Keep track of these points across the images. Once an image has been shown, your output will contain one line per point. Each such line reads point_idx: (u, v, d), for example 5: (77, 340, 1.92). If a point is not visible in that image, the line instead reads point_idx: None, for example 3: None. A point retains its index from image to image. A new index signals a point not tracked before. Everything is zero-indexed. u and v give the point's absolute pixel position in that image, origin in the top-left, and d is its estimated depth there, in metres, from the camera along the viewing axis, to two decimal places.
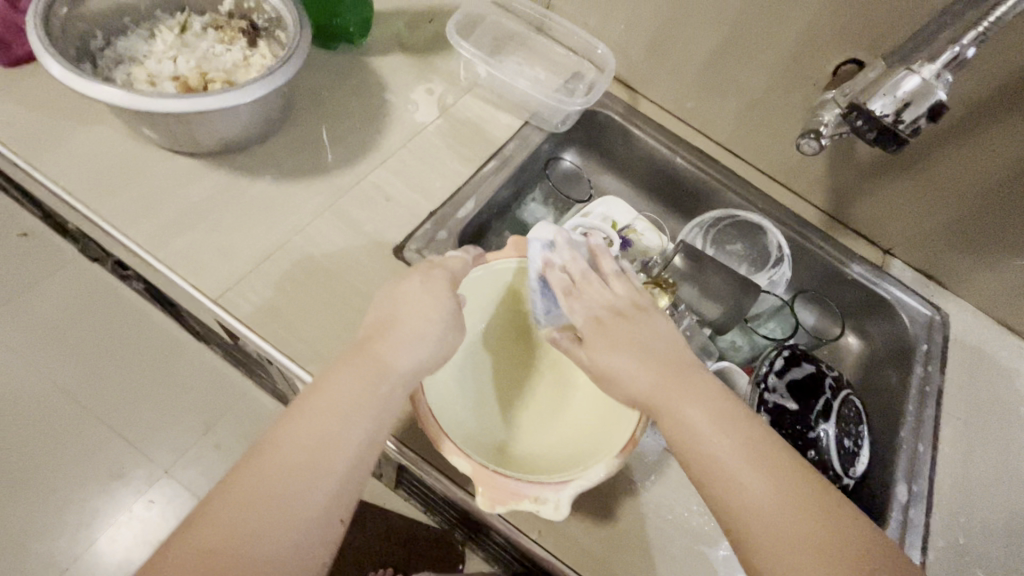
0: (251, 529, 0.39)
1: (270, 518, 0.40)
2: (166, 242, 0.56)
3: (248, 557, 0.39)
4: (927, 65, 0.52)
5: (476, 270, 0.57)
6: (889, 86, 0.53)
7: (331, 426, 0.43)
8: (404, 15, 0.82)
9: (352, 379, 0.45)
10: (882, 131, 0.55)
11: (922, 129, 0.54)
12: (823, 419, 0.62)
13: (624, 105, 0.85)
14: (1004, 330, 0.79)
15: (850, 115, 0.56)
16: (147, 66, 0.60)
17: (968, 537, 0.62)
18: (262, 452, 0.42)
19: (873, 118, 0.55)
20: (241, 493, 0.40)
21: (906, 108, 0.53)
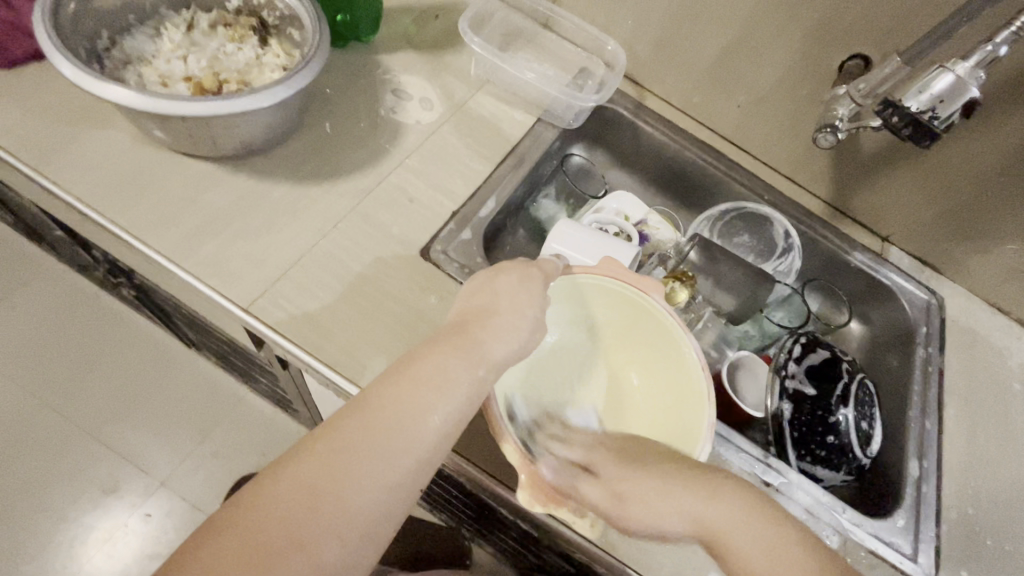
0: (333, 488, 0.40)
1: (350, 480, 0.40)
2: (190, 251, 0.55)
3: (347, 502, 0.40)
4: (960, 63, 0.52)
5: (557, 280, 0.57)
6: (922, 84, 0.52)
7: (430, 396, 0.45)
8: (410, 12, 0.80)
9: (454, 369, 0.46)
10: (916, 128, 0.54)
11: (954, 125, 0.53)
12: (841, 403, 0.65)
13: (632, 101, 0.86)
14: (995, 311, 0.83)
15: (883, 112, 0.54)
16: (156, 66, 0.58)
17: (978, 508, 0.66)
18: (345, 416, 0.43)
19: (909, 114, 0.53)
20: (326, 453, 0.41)
21: (941, 104, 0.52)
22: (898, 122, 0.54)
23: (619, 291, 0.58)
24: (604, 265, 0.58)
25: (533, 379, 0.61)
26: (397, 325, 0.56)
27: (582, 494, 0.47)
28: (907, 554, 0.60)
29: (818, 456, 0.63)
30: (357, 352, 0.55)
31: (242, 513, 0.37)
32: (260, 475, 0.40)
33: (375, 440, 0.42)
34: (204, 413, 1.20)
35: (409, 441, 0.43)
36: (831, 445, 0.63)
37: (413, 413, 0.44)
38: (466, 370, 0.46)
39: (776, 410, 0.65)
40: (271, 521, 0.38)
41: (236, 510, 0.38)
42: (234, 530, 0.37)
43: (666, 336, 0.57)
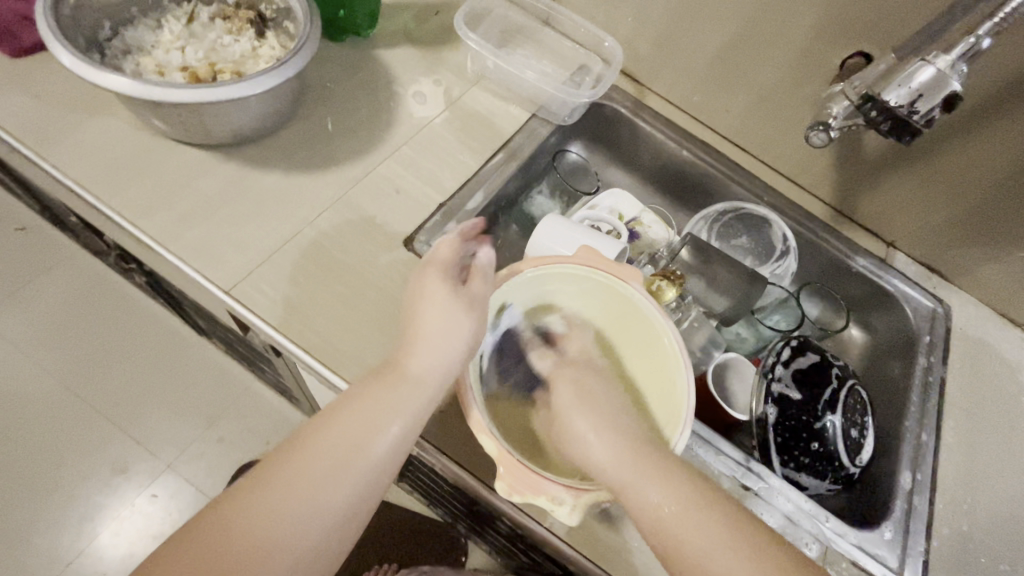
0: (292, 498, 0.42)
1: (310, 489, 0.43)
2: (179, 235, 0.57)
3: (310, 508, 0.42)
4: (942, 56, 0.51)
5: (534, 269, 0.56)
6: (902, 77, 0.52)
7: (388, 400, 0.47)
8: (410, 8, 0.81)
9: (416, 373, 0.49)
10: (896, 122, 0.55)
11: (935, 119, 0.53)
12: (829, 410, 0.63)
13: (630, 99, 0.85)
14: (1005, 322, 0.80)
15: (864, 107, 0.55)
16: (155, 57, 0.60)
17: (972, 524, 0.63)
18: (308, 431, 0.46)
19: (888, 109, 0.54)
20: (286, 466, 0.43)
21: (919, 99, 0.52)
22: (877, 117, 0.55)
23: (598, 280, 0.57)
24: (581, 255, 0.57)
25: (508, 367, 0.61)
26: (375, 313, 0.57)
27: (563, 485, 0.47)
28: (893, 567, 0.58)
29: (802, 462, 0.62)
30: (335, 338, 0.56)
31: (207, 522, 0.41)
32: (229, 489, 0.43)
33: (336, 452, 0.44)
34: (209, 399, 1.23)
35: (368, 452, 0.45)
36: (816, 450, 0.62)
37: (372, 424, 0.46)
38: (427, 375, 0.49)
39: (761, 414, 0.63)
40: (238, 527, 0.40)
41: (202, 519, 0.41)
42: (200, 539, 0.40)
43: (646, 323, 0.57)
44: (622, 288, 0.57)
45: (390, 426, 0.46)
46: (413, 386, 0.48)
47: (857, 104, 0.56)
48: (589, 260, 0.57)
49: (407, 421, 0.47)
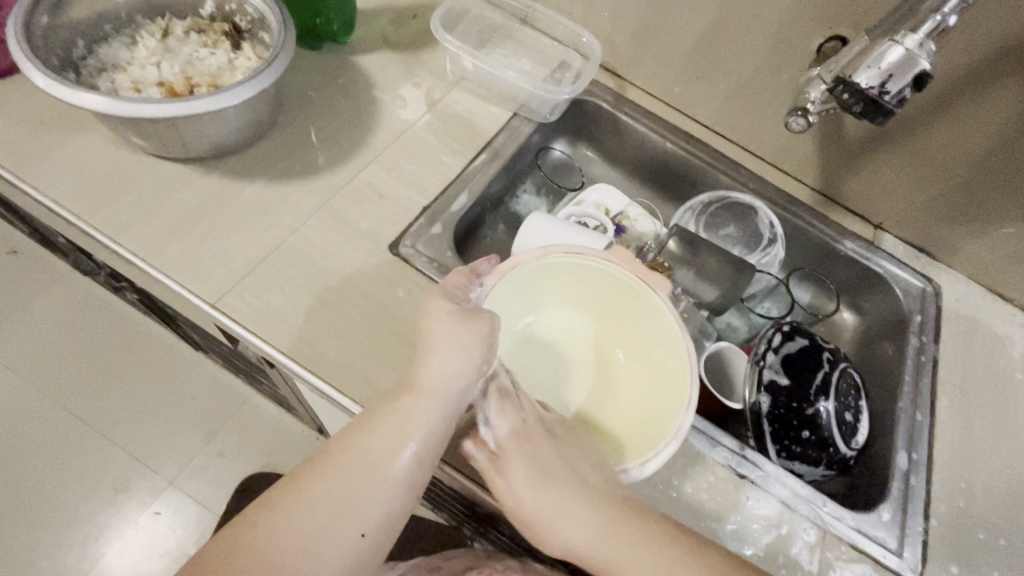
0: (366, 461, 0.45)
1: (379, 452, 0.46)
2: (161, 250, 0.57)
3: (366, 493, 0.44)
4: (910, 35, 0.51)
5: (562, 256, 0.58)
6: (872, 58, 0.52)
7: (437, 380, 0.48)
8: (387, 13, 0.82)
9: (443, 330, 0.50)
10: (868, 104, 0.53)
11: (907, 98, 0.52)
12: (823, 395, 0.63)
13: (612, 93, 0.85)
14: (995, 297, 0.80)
15: (835, 90, 0.54)
16: (130, 73, 0.60)
17: (969, 501, 0.63)
18: (373, 405, 0.48)
19: (859, 91, 0.52)
20: (360, 436, 0.46)
21: (890, 79, 0.51)
22: (849, 99, 0.54)
23: (624, 279, 0.58)
24: (612, 255, 0.58)
25: (518, 353, 0.61)
26: (362, 319, 0.57)
27: None
28: (892, 548, 0.58)
29: (797, 450, 0.62)
30: (320, 345, 0.55)
31: (298, 488, 0.44)
32: (312, 458, 0.46)
33: (398, 420, 0.47)
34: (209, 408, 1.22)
35: (424, 413, 0.47)
36: (809, 437, 0.62)
37: (424, 389, 0.48)
38: (453, 330, 0.50)
39: (755, 402, 0.63)
40: (305, 510, 0.43)
41: (293, 488, 0.44)
42: (274, 519, 0.43)
43: (664, 328, 0.57)
44: (646, 291, 0.57)
45: (435, 387, 0.48)
46: (441, 344, 0.49)
47: (828, 87, 0.56)
48: (621, 259, 0.58)
49: (454, 380, 0.49)
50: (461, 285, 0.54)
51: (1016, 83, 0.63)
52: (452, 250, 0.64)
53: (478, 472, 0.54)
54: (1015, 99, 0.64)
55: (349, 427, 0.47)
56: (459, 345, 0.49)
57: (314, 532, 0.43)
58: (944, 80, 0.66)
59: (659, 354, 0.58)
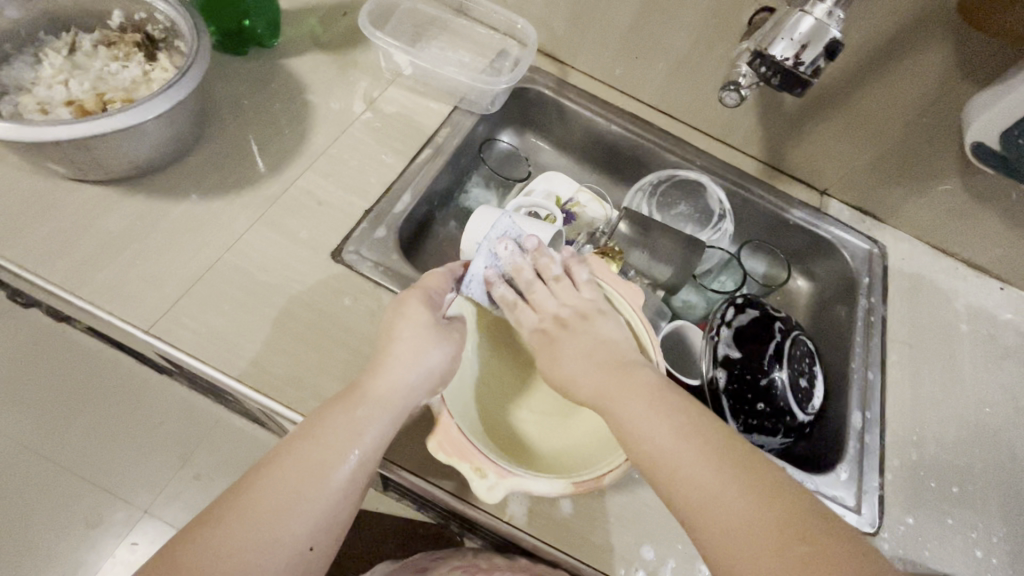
0: (310, 470, 0.43)
1: (325, 460, 0.44)
2: (86, 278, 0.54)
3: (309, 500, 0.43)
4: (819, 4, 0.51)
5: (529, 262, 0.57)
6: (786, 29, 0.52)
7: (395, 385, 0.48)
8: (316, 12, 0.79)
9: (405, 337, 0.50)
10: (785, 75, 0.54)
11: (821, 68, 0.53)
12: (777, 365, 0.64)
13: (553, 79, 0.84)
14: (937, 253, 0.83)
15: (755, 64, 0.54)
16: (36, 94, 0.57)
17: (921, 453, 0.65)
18: (314, 414, 0.47)
19: (774, 63, 0.53)
20: (305, 443, 0.44)
21: (804, 50, 0.52)
22: (767, 71, 0.54)
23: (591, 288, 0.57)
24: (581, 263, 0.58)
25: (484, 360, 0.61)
26: (308, 332, 0.56)
27: (491, 460, 0.46)
28: (851, 506, 0.59)
29: (752, 422, 0.63)
30: (264, 363, 0.54)
31: (235, 504, 0.42)
32: (249, 473, 0.44)
33: (351, 423, 0.46)
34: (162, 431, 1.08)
35: (374, 419, 0.47)
36: (763, 408, 0.63)
37: (376, 395, 0.48)
38: (417, 339, 0.50)
39: (711, 377, 0.65)
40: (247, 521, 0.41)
41: (230, 505, 0.42)
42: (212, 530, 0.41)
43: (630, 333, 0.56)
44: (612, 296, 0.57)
45: (385, 394, 0.48)
46: (400, 350, 0.49)
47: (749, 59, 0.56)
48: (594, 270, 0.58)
49: (411, 388, 0.49)
50: (438, 288, 0.54)
51: (938, 42, 0.64)
52: (398, 253, 0.63)
53: (437, 476, 0.54)
54: (936, 57, 0.65)
55: (297, 431, 0.46)
56: (423, 353, 0.50)
57: (255, 547, 0.40)
58: (870, 45, 0.67)
59: None
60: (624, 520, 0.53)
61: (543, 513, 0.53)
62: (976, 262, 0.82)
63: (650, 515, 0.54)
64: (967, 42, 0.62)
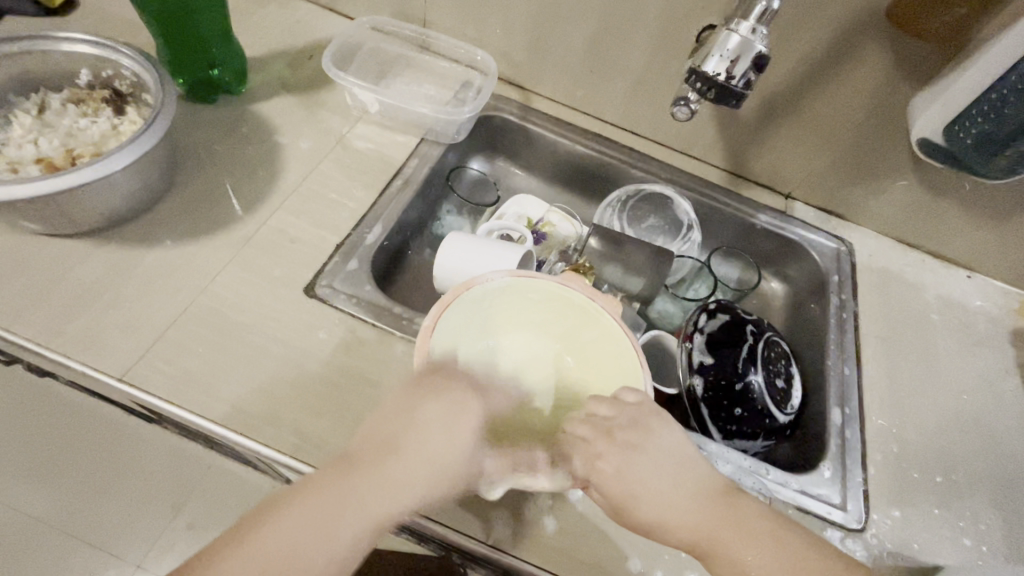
0: (304, 546, 0.39)
1: (324, 541, 0.40)
2: (59, 330, 0.54)
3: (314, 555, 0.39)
4: (742, 22, 0.54)
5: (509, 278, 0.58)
6: (715, 46, 0.54)
7: (428, 442, 0.45)
8: (283, 57, 0.82)
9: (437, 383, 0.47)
10: (720, 90, 0.56)
11: (752, 81, 0.55)
12: (751, 368, 0.65)
13: (517, 106, 0.87)
14: (904, 247, 0.85)
15: (690, 79, 0.56)
16: (6, 154, 0.58)
17: (903, 445, 0.66)
18: (320, 477, 0.42)
19: (708, 78, 0.55)
20: (321, 486, 0.42)
21: (734, 64, 0.54)
22: (702, 87, 0.56)
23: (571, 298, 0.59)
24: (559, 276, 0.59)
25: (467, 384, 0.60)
26: (284, 368, 0.56)
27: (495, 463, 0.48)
28: (836, 504, 0.59)
29: (731, 428, 0.63)
30: (240, 402, 0.54)
31: (215, 568, 0.38)
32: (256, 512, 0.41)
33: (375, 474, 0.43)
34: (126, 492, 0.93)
35: (391, 513, 0.42)
36: (741, 413, 0.63)
37: (396, 480, 0.43)
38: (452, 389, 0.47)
39: (689, 385, 0.65)
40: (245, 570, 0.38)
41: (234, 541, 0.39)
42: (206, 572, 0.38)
43: (608, 336, 0.58)
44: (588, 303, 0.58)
45: (405, 482, 0.43)
46: (422, 439, 0.45)
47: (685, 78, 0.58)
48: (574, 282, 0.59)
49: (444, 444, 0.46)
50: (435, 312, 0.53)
51: (875, 48, 0.67)
52: (371, 284, 0.64)
53: None
54: (876, 61, 0.68)
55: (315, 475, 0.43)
56: (443, 448, 0.46)
57: None
58: (813, 53, 0.70)
59: (606, 358, 0.59)
60: (608, 534, 0.53)
61: (528, 533, 0.52)
62: (942, 253, 0.84)
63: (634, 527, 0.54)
64: (902, 46, 0.66)
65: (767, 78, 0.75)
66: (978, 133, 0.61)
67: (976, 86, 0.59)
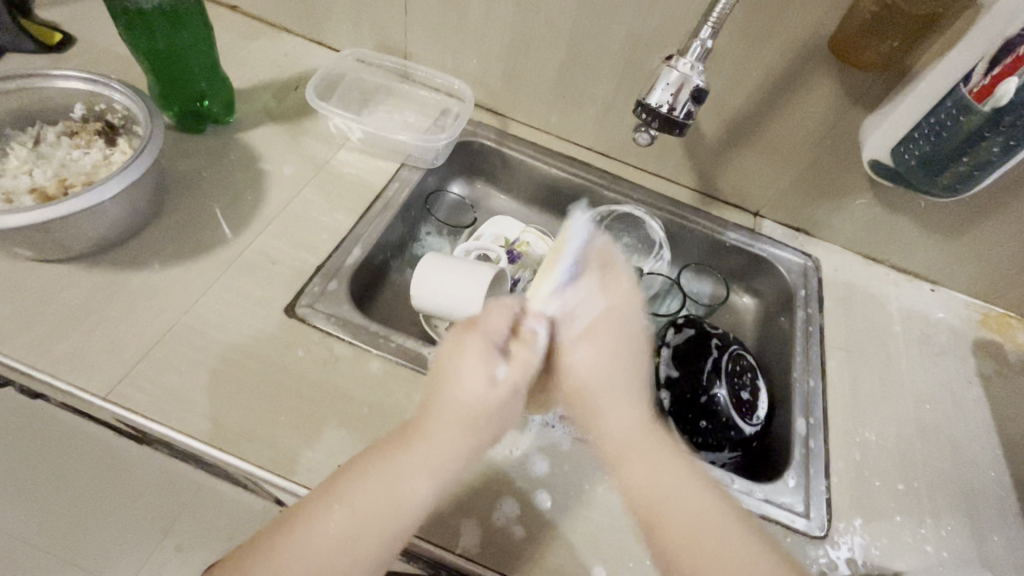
0: (385, 500, 0.45)
1: (400, 495, 0.45)
2: (46, 351, 0.57)
3: (362, 547, 0.43)
4: (681, 59, 0.58)
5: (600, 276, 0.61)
6: (659, 81, 0.58)
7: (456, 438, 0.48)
8: (270, 88, 0.86)
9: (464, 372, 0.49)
10: (664, 120, 0.59)
11: (693, 111, 0.59)
12: (716, 381, 0.67)
13: (495, 131, 0.91)
14: (869, 261, 0.88)
15: (636, 111, 0.60)
16: (2, 184, 0.61)
17: (866, 453, 0.68)
18: (383, 441, 0.48)
19: (652, 110, 0.58)
20: (351, 483, 0.46)
21: (676, 95, 0.58)
22: (647, 117, 0.59)
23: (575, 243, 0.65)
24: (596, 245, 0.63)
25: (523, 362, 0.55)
26: (262, 385, 0.58)
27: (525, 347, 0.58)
28: (800, 512, 0.61)
29: (697, 441, 0.66)
30: (219, 419, 0.56)
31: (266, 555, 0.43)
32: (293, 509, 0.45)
33: (408, 461, 0.47)
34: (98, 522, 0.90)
35: (453, 458, 0.48)
36: (706, 426, 0.66)
37: (419, 464, 0.47)
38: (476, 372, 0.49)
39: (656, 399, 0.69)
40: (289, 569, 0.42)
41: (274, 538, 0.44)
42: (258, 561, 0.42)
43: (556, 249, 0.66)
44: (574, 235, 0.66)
45: (453, 434, 0.48)
46: (462, 393, 0.49)
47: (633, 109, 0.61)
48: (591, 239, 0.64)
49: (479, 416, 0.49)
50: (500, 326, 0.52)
51: (824, 76, 0.71)
52: (350, 303, 0.67)
53: None
54: (827, 87, 0.72)
55: (346, 469, 0.47)
56: (487, 401, 0.49)
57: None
58: (769, 80, 0.75)
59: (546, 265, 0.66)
60: (575, 544, 0.55)
61: (497, 543, 0.54)
62: (905, 267, 0.87)
63: (602, 537, 0.56)
64: (848, 73, 0.70)
65: (728, 103, 0.79)
66: (920, 154, 0.65)
67: (915, 110, 0.64)
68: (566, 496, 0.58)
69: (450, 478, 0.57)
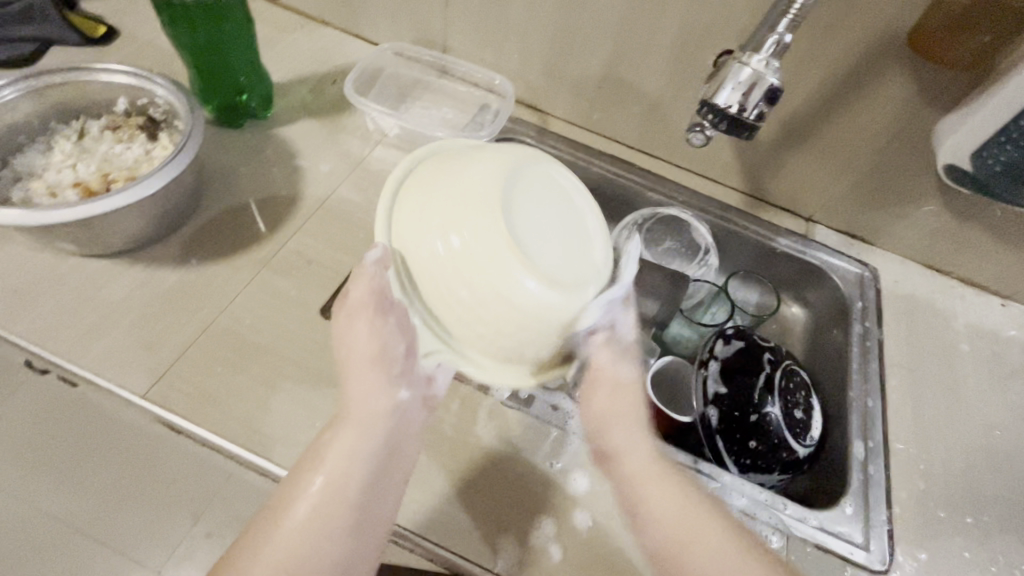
0: (334, 483, 0.47)
1: (344, 469, 0.48)
2: (86, 348, 0.57)
3: (333, 533, 0.45)
4: (755, 55, 0.54)
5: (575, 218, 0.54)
6: (727, 79, 0.54)
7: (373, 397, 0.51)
8: (308, 83, 0.85)
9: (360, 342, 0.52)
10: (730, 121, 0.56)
11: (764, 112, 0.55)
12: (768, 399, 0.63)
13: (535, 128, 0.88)
14: (933, 272, 0.82)
15: (700, 110, 0.57)
16: (46, 179, 0.61)
17: (930, 482, 0.63)
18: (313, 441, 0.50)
19: (719, 110, 0.55)
20: (300, 474, 0.48)
21: (747, 95, 0.54)
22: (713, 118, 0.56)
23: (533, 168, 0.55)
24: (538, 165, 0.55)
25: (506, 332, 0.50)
26: (298, 388, 0.57)
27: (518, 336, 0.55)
28: (859, 543, 0.57)
29: (745, 461, 0.62)
30: (253, 422, 0.55)
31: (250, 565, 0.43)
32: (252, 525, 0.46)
33: (334, 448, 0.49)
34: None
35: (376, 413, 0.51)
36: (756, 446, 0.62)
37: (349, 438, 0.49)
38: (374, 335, 0.52)
39: (703, 415, 0.64)
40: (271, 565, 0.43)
41: (249, 547, 0.44)
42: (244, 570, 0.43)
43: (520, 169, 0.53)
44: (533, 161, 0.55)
45: (365, 392, 0.51)
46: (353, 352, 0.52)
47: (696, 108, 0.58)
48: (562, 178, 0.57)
49: (389, 364, 0.52)
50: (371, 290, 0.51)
51: (896, 74, 0.66)
52: None
53: (425, 529, 0.52)
54: (899, 85, 0.67)
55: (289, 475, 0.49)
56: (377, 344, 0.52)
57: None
58: (834, 77, 0.69)
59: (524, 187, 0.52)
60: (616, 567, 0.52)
61: (535, 563, 0.52)
62: (974, 280, 0.81)
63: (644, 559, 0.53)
64: (926, 71, 0.65)
65: (786, 102, 0.74)
66: (1007, 160, 0.60)
67: (998, 114, 0.58)
68: (607, 516, 0.55)
69: (487, 493, 0.55)
